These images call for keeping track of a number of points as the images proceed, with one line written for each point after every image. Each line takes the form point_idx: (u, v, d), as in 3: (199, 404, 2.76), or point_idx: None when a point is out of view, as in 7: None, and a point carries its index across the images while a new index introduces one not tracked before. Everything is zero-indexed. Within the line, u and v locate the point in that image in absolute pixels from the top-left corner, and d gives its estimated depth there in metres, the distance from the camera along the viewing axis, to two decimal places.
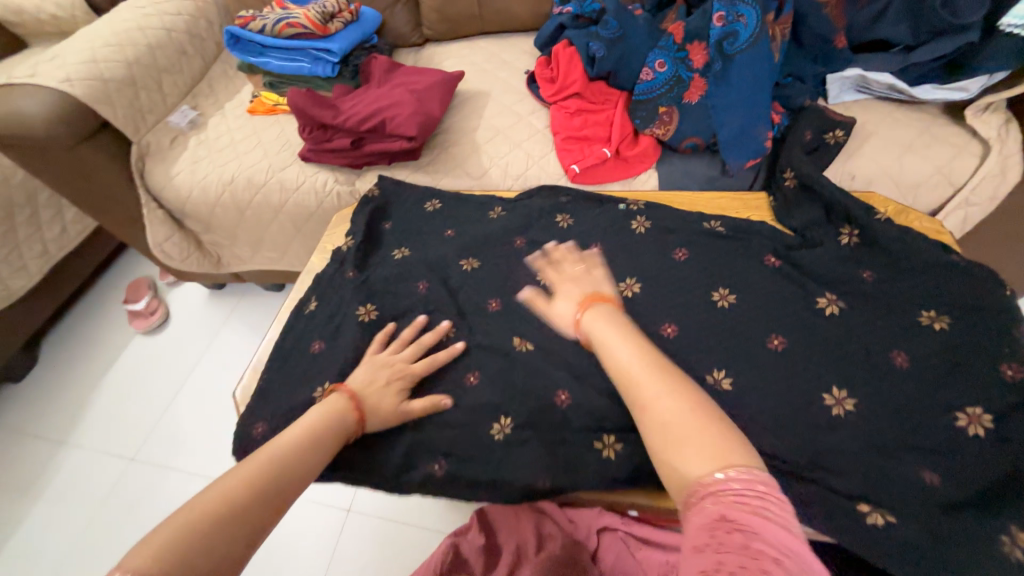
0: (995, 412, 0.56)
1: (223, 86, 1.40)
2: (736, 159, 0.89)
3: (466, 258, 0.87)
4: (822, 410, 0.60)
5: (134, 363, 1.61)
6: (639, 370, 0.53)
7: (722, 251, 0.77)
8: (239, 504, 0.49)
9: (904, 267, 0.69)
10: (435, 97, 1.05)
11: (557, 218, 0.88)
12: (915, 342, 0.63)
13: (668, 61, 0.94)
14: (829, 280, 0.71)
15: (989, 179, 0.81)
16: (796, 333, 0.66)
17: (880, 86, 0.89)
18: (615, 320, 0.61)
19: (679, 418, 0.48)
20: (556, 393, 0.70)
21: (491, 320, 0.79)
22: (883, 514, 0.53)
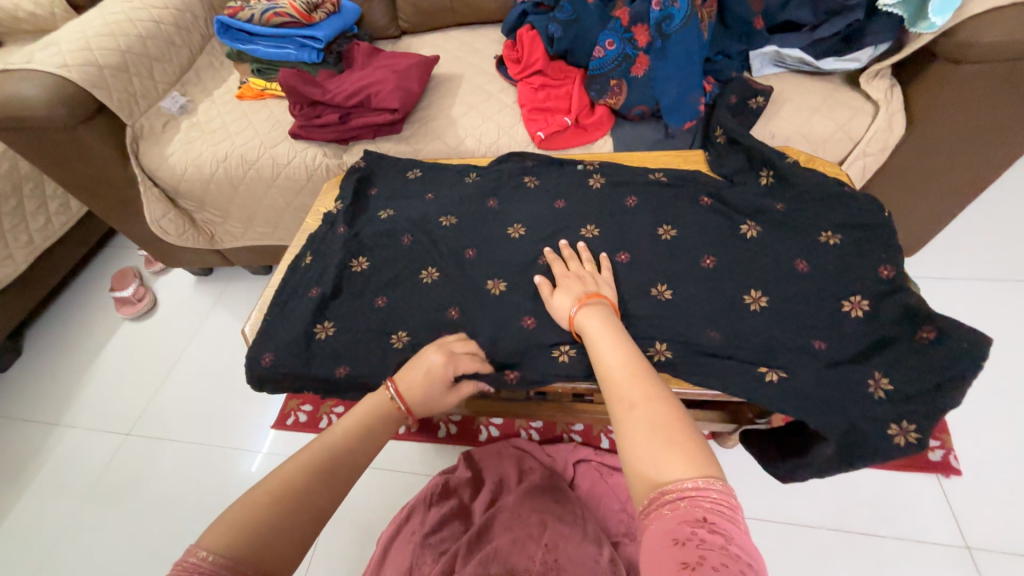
0: (871, 297, 0.70)
1: (210, 75, 1.48)
2: (676, 122, 1.04)
3: (445, 215, 0.97)
4: (743, 306, 0.73)
5: (124, 347, 1.66)
6: (624, 378, 0.59)
7: (667, 197, 0.90)
8: (283, 508, 0.53)
9: (809, 198, 0.84)
10: (414, 76, 1.16)
11: (524, 180, 1.01)
12: (815, 253, 0.77)
13: (617, 40, 1.08)
14: (750, 213, 0.85)
15: (880, 133, 0.98)
16: (723, 253, 0.80)
17: (792, 59, 1.05)
18: (607, 323, 0.68)
19: (663, 421, 0.53)
20: (522, 318, 0.81)
21: (468, 266, 0.89)
22: (781, 372, 0.66)
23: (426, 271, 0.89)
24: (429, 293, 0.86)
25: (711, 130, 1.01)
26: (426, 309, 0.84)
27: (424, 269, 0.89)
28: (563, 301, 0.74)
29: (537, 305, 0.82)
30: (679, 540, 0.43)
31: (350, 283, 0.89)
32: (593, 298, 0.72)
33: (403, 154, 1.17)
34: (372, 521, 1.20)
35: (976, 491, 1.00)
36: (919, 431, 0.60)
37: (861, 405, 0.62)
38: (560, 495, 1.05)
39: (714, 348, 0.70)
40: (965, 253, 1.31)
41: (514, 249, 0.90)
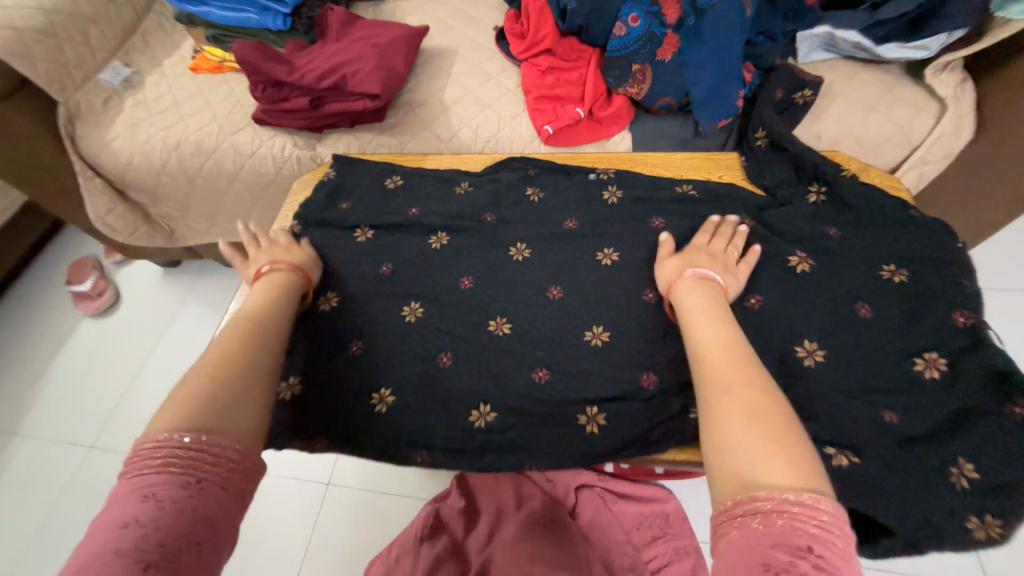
0: (948, 355, 0.60)
1: (160, 40, 1.26)
2: (708, 120, 0.88)
3: (434, 234, 0.83)
4: (795, 361, 0.62)
5: (84, 348, 1.51)
6: (722, 359, 0.54)
7: (697, 216, 0.78)
8: (229, 373, 0.55)
9: (865, 223, 0.72)
10: (398, 52, 0.97)
11: (525, 193, 0.86)
12: (877, 294, 0.65)
13: (642, 15, 0.89)
14: (799, 240, 0.72)
15: (943, 140, 0.85)
16: (769, 289, 0.68)
17: (847, 44, 0.90)
18: (713, 304, 0.61)
19: (766, 418, 0.48)
20: (533, 369, 0.68)
21: (464, 298, 0.75)
22: (851, 453, 0.55)
23: (407, 307, 0.75)
24: (409, 341, 0.72)
25: (749, 130, 0.87)
26: (411, 357, 0.71)
27: (405, 304, 0.75)
28: (672, 266, 0.68)
29: (552, 356, 0.69)
30: (771, 566, 0.38)
31: (313, 327, 0.74)
32: (704, 275, 0.65)
33: (386, 147, 1.00)
34: (360, 550, 1.12)
35: None
36: (1007, 526, 0.51)
37: (937, 495, 0.53)
38: (560, 534, 0.93)
39: None
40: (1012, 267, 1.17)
41: (519, 276, 0.77)
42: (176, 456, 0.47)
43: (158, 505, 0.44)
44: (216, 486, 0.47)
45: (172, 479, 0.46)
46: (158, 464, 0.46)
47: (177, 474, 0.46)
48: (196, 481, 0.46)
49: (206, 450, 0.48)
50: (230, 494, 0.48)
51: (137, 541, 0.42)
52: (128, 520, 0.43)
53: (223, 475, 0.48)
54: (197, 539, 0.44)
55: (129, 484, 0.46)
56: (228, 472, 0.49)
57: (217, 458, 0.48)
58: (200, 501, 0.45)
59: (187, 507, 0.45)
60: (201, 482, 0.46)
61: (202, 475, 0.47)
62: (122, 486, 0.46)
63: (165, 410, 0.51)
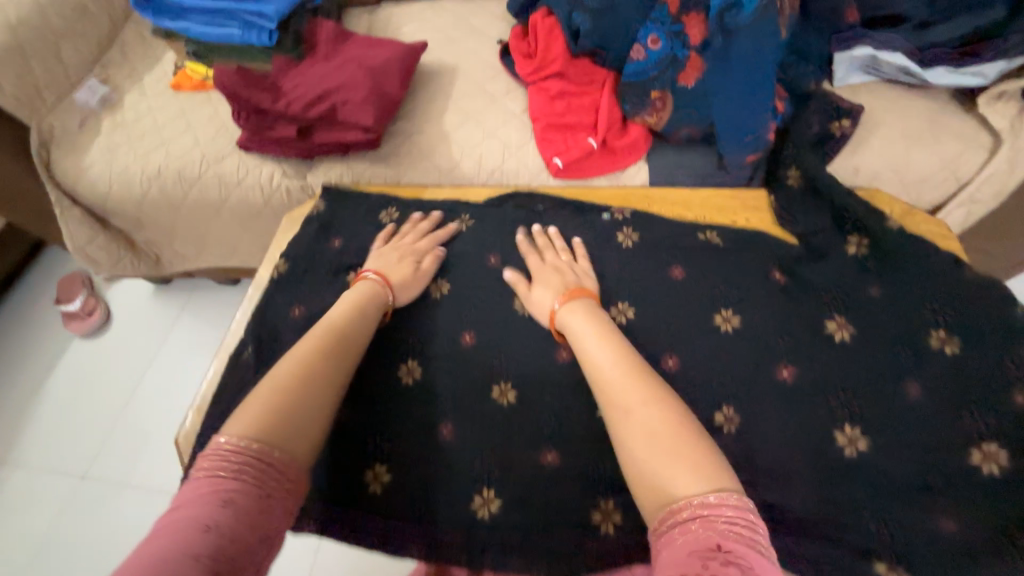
0: (1013, 448, 0.53)
1: (139, 52, 1.17)
2: (734, 153, 0.81)
3: (436, 279, 0.75)
4: (834, 450, 0.55)
5: (75, 371, 1.46)
6: (615, 375, 0.55)
7: (725, 269, 0.70)
8: (311, 388, 0.56)
9: (912, 282, 0.64)
10: (394, 74, 0.89)
11: (533, 233, 0.79)
12: (927, 369, 0.58)
13: (663, 36, 0.81)
14: (838, 301, 0.65)
15: (995, 177, 0.77)
16: (805, 360, 0.61)
17: (890, 67, 0.80)
18: (592, 317, 0.62)
19: (664, 429, 0.49)
20: (541, 451, 0.62)
21: (466, 358, 0.69)
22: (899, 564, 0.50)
23: (404, 366, 0.68)
24: (407, 408, 0.66)
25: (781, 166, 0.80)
26: (411, 426, 0.65)
27: (403, 364, 0.69)
28: (543, 295, 0.68)
29: (562, 435, 0.63)
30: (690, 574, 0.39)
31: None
32: (576, 292, 0.65)
33: (381, 177, 0.92)
34: None
35: None
36: None
37: None
38: None
39: (802, 515, 0.53)
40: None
41: (525, 333, 0.70)
42: (252, 462, 0.48)
43: (232, 512, 0.45)
44: (280, 498, 0.48)
45: (247, 487, 0.47)
46: (232, 469, 0.47)
47: (252, 481, 0.47)
48: (267, 492, 0.48)
49: (276, 465, 0.49)
50: (289, 506, 0.49)
51: (212, 544, 0.42)
52: (204, 521, 0.43)
53: (284, 491, 0.49)
54: (255, 552, 0.44)
55: (203, 483, 0.46)
56: (291, 485, 0.50)
57: (284, 474, 0.49)
58: (268, 512, 0.47)
59: (256, 519, 0.46)
60: (271, 492, 0.48)
61: (269, 486, 0.48)
62: (197, 483, 0.46)
63: (248, 412, 0.52)
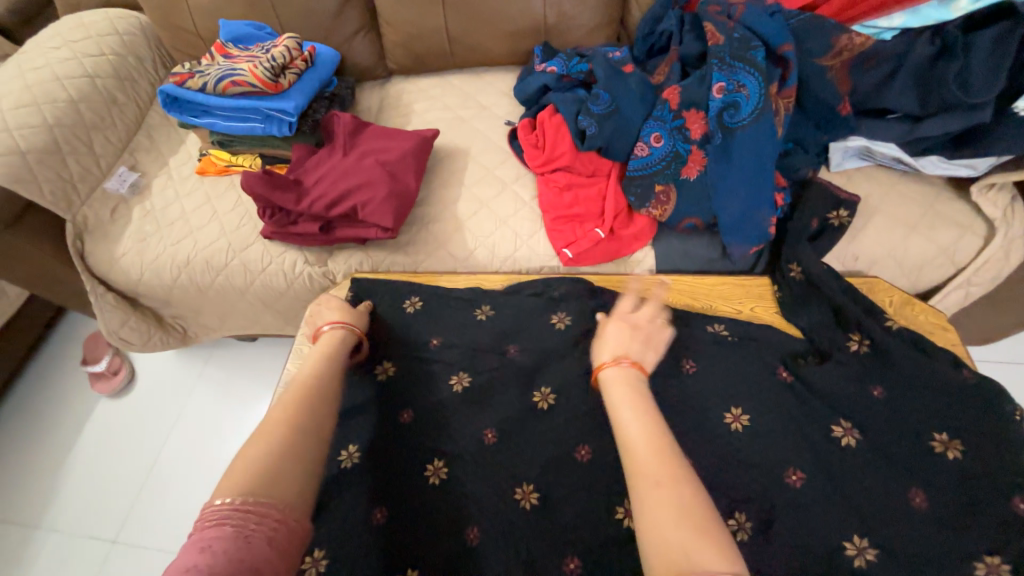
0: (1014, 561, 0.54)
1: (164, 135, 1.23)
2: (738, 245, 0.84)
3: (456, 374, 0.77)
4: (845, 562, 0.56)
5: (103, 432, 1.50)
6: (643, 442, 0.54)
7: (730, 371, 0.73)
8: (283, 430, 0.57)
9: (910, 383, 0.68)
10: (409, 167, 0.94)
11: (549, 320, 0.82)
12: (931, 478, 0.61)
13: (665, 134, 0.88)
14: (844, 404, 0.68)
15: (992, 263, 0.80)
16: (812, 464, 0.63)
17: (884, 156, 0.85)
18: (633, 383, 0.62)
19: (689, 503, 0.48)
20: (565, 558, 0.61)
21: (489, 455, 0.69)
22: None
23: (431, 466, 0.69)
24: (433, 514, 0.65)
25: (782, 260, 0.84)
26: (438, 529, 0.63)
27: (428, 463, 0.69)
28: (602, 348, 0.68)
29: (585, 543, 0.61)
30: None
31: (330, 491, 0.66)
32: (625, 356, 0.65)
33: (400, 266, 0.97)
34: None
35: None
36: None
37: None
38: None
39: None
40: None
41: (545, 432, 0.71)
42: (231, 513, 0.48)
43: (210, 556, 0.45)
44: (262, 540, 0.47)
45: (226, 535, 0.47)
46: (213, 520, 0.48)
47: (231, 528, 0.47)
48: (244, 536, 0.47)
49: (256, 511, 0.49)
50: (278, 547, 0.48)
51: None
52: (180, 572, 0.43)
53: (269, 533, 0.48)
54: None
55: (189, 540, 0.47)
56: (276, 527, 0.49)
57: (263, 518, 0.49)
58: (247, 553, 0.46)
59: (236, 562, 0.45)
60: (249, 534, 0.47)
61: (250, 531, 0.47)
62: (183, 542, 0.47)
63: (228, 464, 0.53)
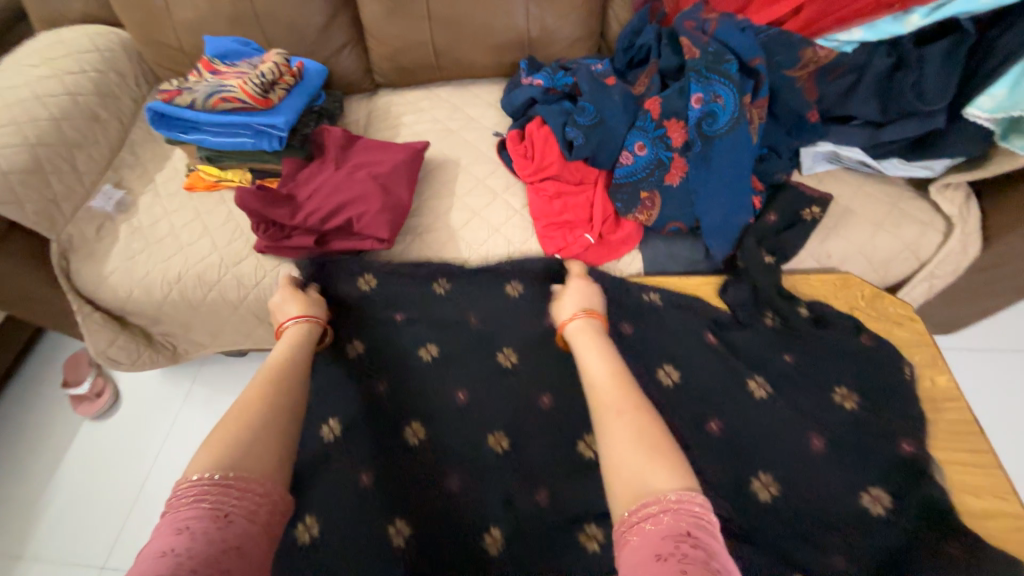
0: (894, 489, 0.66)
1: (149, 151, 1.22)
2: (719, 247, 0.89)
3: (425, 344, 0.86)
4: (750, 494, 0.68)
5: (87, 454, 1.46)
6: (605, 382, 0.62)
7: (712, 372, 0.77)
8: (258, 408, 0.61)
9: (870, 378, 0.74)
10: (401, 179, 0.96)
11: (504, 291, 0.90)
12: (827, 422, 0.72)
13: (648, 143, 0.92)
14: (758, 363, 0.78)
15: (951, 257, 0.86)
16: (730, 417, 0.73)
17: (851, 160, 0.92)
18: (596, 336, 0.70)
19: (646, 431, 0.55)
20: (534, 492, 0.72)
21: (459, 416, 0.79)
22: (843, 557, 0.63)
23: (409, 428, 0.78)
24: (414, 466, 0.75)
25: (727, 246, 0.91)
26: (423, 485, 0.73)
27: (407, 427, 0.78)
28: (566, 307, 0.77)
29: (550, 477, 0.73)
30: (662, 554, 0.43)
31: (315, 462, 0.74)
32: (588, 314, 0.74)
33: None
34: None
35: None
36: None
37: None
38: None
39: None
40: (1006, 377, 1.17)
41: (506, 389, 0.81)
42: (208, 489, 0.51)
43: (188, 536, 0.47)
44: (243, 516, 0.51)
45: (203, 513, 0.49)
46: (191, 498, 0.50)
47: (209, 504, 0.50)
48: (223, 513, 0.50)
49: (235, 485, 0.53)
50: (260, 519, 0.53)
51: (170, 568, 0.44)
52: (159, 552, 0.46)
53: (251, 507, 0.53)
54: (223, 565, 0.47)
55: (166, 520, 0.49)
56: (258, 501, 0.53)
57: (243, 492, 0.53)
58: (229, 532, 0.49)
59: (217, 538, 0.48)
60: (229, 513, 0.50)
61: (227, 503, 0.51)
62: (159, 522, 0.49)
63: (202, 446, 0.56)
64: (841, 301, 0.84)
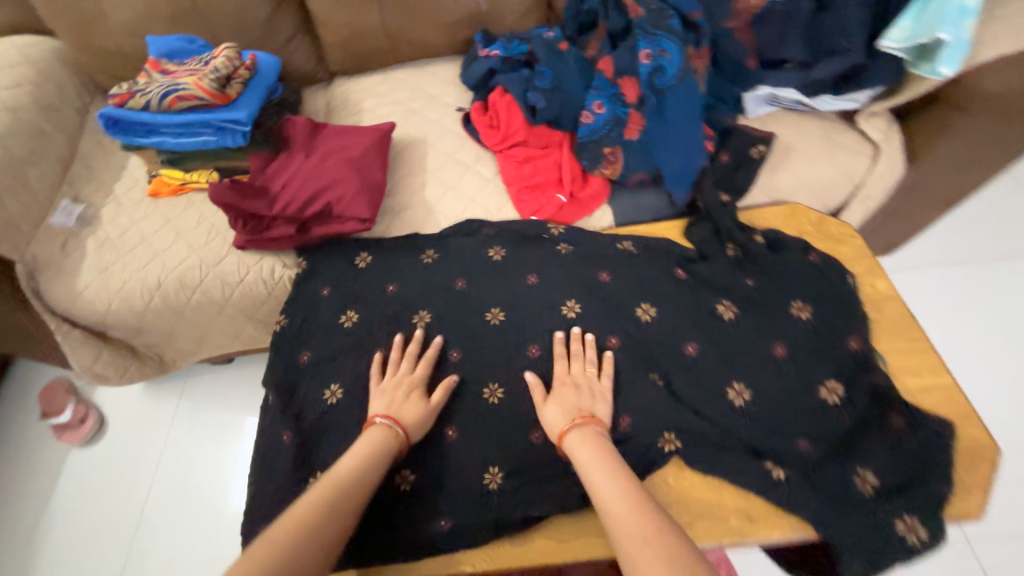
0: (843, 381, 0.76)
1: (103, 162, 1.19)
2: (680, 193, 0.95)
3: (417, 313, 0.88)
4: (726, 400, 0.77)
5: (79, 482, 1.40)
6: (620, 504, 0.58)
7: (684, 304, 0.85)
8: (308, 523, 0.56)
9: (822, 293, 0.83)
10: (374, 161, 0.98)
11: (487, 254, 0.94)
12: (788, 335, 0.81)
13: (605, 101, 0.98)
14: (722, 290, 0.86)
15: (881, 179, 0.95)
16: (705, 338, 0.82)
17: (788, 100, 0.99)
18: (599, 446, 0.66)
19: (676, 551, 0.52)
20: (532, 431, 0.78)
21: (456, 376, 0.82)
22: (805, 439, 0.73)
23: None
24: None
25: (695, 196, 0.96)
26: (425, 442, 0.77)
27: None
28: (556, 416, 0.71)
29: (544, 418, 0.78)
30: None
31: (322, 423, 0.80)
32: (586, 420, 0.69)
33: None
34: None
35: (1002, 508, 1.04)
36: (929, 529, 0.64)
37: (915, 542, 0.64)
38: None
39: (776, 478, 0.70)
40: (940, 288, 1.31)
41: (494, 341, 0.85)
42: None
43: None
44: None
45: None
46: None
47: None
48: None
49: None
50: None
51: None
52: None
53: None
54: None
55: None
56: None
57: None
58: None
59: None
60: None
61: None
62: None
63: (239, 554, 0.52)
64: (791, 228, 0.93)
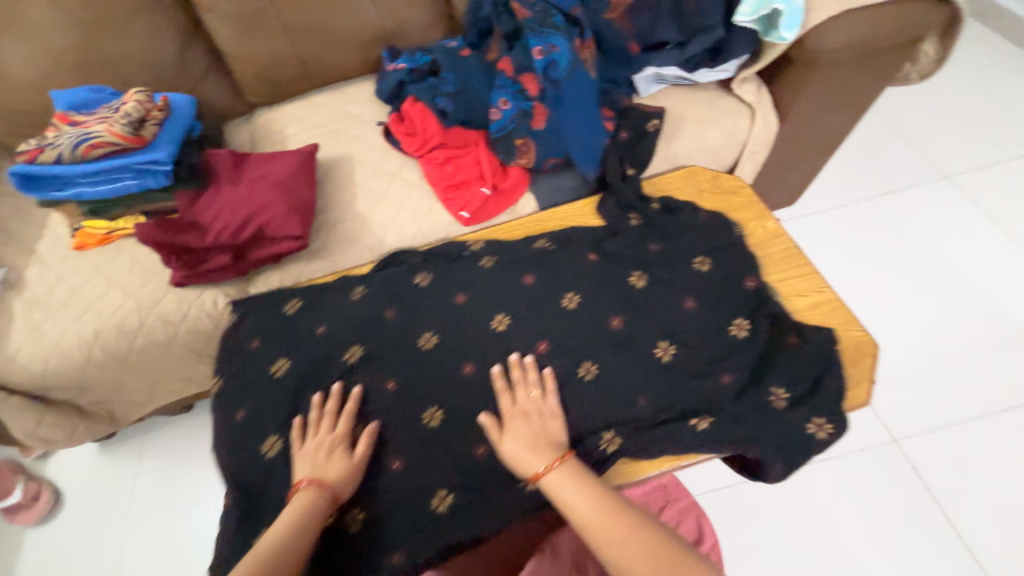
0: (749, 315, 0.86)
1: (20, 223, 1.16)
2: (589, 170, 1.04)
3: (347, 348, 0.89)
4: (654, 356, 0.84)
5: (40, 562, 1.33)
6: (600, 519, 0.61)
7: (606, 272, 0.93)
8: None
9: (721, 240, 0.94)
10: (301, 180, 1.02)
11: (413, 281, 0.96)
12: (699, 283, 0.90)
13: (510, 97, 1.06)
14: (638, 255, 0.95)
15: (760, 135, 1.09)
16: (625, 313, 0.89)
17: (672, 77, 1.11)
18: (570, 472, 0.67)
19: (657, 548, 0.57)
20: (476, 447, 0.79)
21: (405, 383, 0.85)
22: (728, 374, 0.81)
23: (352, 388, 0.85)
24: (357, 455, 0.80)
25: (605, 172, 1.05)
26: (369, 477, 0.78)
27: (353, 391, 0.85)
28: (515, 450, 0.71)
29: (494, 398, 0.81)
30: None
31: (265, 475, 0.81)
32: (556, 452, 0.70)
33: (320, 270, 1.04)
34: None
35: (914, 407, 1.21)
36: (829, 423, 0.75)
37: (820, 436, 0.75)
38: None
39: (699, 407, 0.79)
40: (840, 226, 1.48)
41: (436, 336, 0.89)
42: None
43: None
44: None
45: None
46: None
47: None
48: None
49: None
50: None
51: None
52: None
53: None
54: None
55: None
56: None
57: None
58: None
59: None
60: None
61: None
62: None
63: None
64: (691, 188, 1.04)
